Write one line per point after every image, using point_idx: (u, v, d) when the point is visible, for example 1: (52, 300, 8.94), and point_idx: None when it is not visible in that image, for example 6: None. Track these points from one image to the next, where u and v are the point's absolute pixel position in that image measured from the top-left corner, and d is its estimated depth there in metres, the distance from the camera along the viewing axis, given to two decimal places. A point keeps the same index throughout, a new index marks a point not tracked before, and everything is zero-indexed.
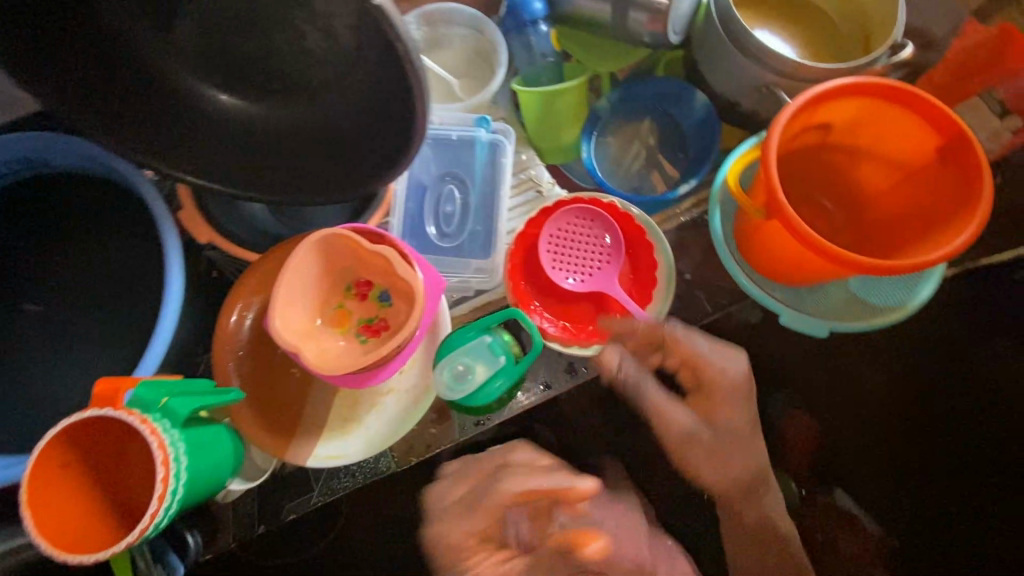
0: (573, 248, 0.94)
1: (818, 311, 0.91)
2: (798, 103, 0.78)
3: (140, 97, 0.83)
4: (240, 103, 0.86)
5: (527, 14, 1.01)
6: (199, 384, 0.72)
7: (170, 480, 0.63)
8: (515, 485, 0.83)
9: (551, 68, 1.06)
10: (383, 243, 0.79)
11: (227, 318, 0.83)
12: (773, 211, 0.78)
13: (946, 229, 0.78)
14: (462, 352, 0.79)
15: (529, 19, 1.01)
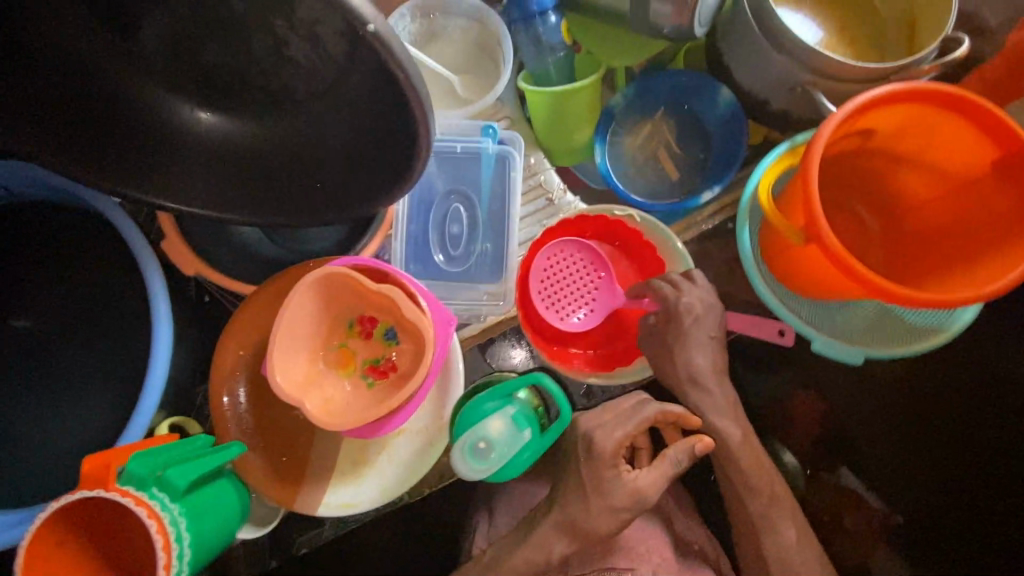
0: (563, 282, 0.88)
1: (848, 338, 0.85)
2: (843, 113, 0.70)
3: (104, 119, 0.73)
4: (218, 121, 0.77)
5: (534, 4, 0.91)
6: (191, 446, 0.67)
7: (173, 559, 0.58)
8: (616, 437, 0.76)
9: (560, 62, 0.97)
10: (386, 280, 0.72)
11: (225, 358, 0.78)
12: (811, 237, 0.71)
13: (1000, 254, 0.72)
14: (484, 428, 0.72)
15: (536, 10, 0.92)
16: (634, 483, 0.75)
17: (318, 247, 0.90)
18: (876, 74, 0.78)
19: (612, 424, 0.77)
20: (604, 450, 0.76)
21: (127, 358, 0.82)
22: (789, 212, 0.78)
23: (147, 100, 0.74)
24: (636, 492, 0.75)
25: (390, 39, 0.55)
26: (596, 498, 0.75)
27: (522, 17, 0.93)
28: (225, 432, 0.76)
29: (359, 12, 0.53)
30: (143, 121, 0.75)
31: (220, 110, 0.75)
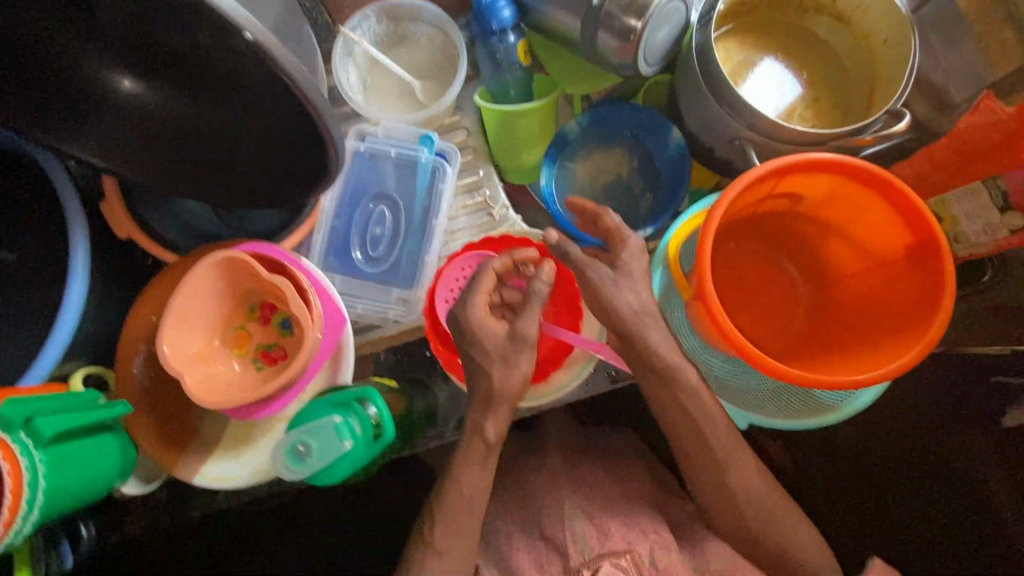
0: None
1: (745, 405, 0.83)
2: (752, 176, 0.69)
3: (45, 78, 0.74)
4: (150, 93, 0.76)
5: (490, 19, 0.90)
6: (78, 399, 0.72)
7: (24, 503, 0.63)
8: (476, 304, 0.76)
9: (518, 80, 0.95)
10: (284, 273, 0.75)
11: (139, 321, 0.83)
12: (699, 294, 0.70)
13: (892, 343, 0.69)
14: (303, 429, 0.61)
15: (494, 26, 0.90)
16: (517, 336, 0.75)
17: (255, 227, 0.93)
18: (807, 138, 0.77)
19: (468, 295, 0.77)
20: (478, 318, 0.76)
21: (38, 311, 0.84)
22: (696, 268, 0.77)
23: (75, 63, 0.73)
24: (520, 341, 0.75)
25: (272, 46, 0.56)
26: (499, 365, 0.75)
27: (480, 31, 0.91)
28: (125, 390, 0.81)
29: (238, 21, 0.55)
30: (75, 84, 0.75)
31: (146, 75, 0.73)
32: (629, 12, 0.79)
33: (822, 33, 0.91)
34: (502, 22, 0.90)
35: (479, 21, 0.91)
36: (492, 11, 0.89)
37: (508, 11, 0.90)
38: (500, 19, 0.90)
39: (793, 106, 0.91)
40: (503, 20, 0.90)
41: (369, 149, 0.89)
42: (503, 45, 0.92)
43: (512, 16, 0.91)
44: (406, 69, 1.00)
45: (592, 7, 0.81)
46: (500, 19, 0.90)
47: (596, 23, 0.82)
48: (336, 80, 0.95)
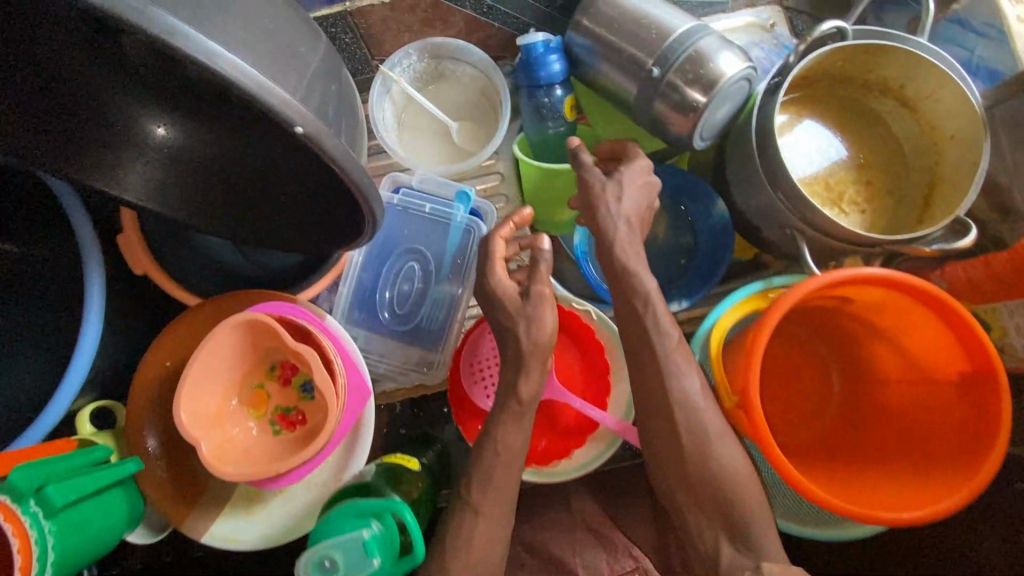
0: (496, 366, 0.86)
1: (778, 508, 0.81)
2: (807, 287, 0.66)
3: (60, 115, 0.64)
4: (182, 135, 0.69)
5: (540, 70, 0.84)
6: (85, 457, 0.69)
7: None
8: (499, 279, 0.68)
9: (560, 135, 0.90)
10: (309, 341, 0.72)
11: (153, 367, 0.80)
12: (743, 406, 0.67)
13: (936, 470, 0.67)
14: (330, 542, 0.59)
15: (544, 77, 0.84)
16: (541, 297, 0.68)
17: (277, 266, 0.90)
18: (863, 240, 0.74)
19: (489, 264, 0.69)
20: (500, 284, 0.68)
21: (46, 348, 0.80)
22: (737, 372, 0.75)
23: (109, 107, 0.65)
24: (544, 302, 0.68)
25: (322, 138, 0.49)
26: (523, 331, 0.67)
27: (527, 82, 0.85)
28: (134, 439, 0.78)
29: (288, 115, 0.46)
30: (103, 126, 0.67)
31: (182, 124, 0.67)
32: (694, 86, 0.74)
33: (883, 112, 0.88)
34: (552, 75, 0.84)
35: (527, 71, 0.85)
36: (544, 62, 0.84)
37: (560, 64, 0.85)
38: (551, 71, 0.84)
39: (844, 188, 0.88)
40: (554, 73, 0.84)
41: (402, 201, 0.86)
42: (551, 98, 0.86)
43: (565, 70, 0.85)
44: (443, 110, 0.95)
45: (653, 76, 0.76)
46: (551, 71, 0.84)
47: (655, 93, 0.77)
48: (372, 119, 0.89)
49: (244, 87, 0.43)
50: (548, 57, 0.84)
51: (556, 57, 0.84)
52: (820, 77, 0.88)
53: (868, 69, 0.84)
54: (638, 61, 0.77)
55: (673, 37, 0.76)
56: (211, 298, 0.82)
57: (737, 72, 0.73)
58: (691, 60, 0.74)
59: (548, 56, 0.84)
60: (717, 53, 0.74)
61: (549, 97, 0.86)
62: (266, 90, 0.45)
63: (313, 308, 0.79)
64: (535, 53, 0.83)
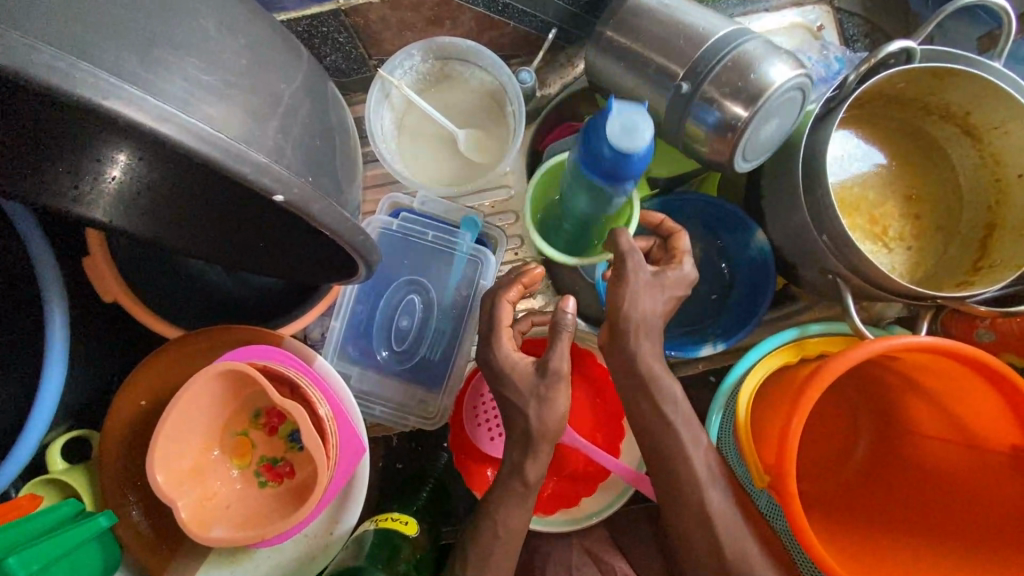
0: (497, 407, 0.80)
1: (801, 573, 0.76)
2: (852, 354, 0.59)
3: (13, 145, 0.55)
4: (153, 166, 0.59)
5: (609, 146, 0.58)
6: (50, 517, 0.64)
7: None
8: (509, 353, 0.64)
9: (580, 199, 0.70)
10: (297, 395, 0.65)
11: (127, 406, 0.73)
12: (772, 480, 0.61)
13: (979, 547, 0.63)
14: None
15: (606, 156, 0.58)
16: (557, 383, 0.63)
17: (265, 292, 0.81)
18: (915, 294, 0.66)
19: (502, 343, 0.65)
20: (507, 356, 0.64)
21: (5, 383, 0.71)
22: (762, 436, 0.70)
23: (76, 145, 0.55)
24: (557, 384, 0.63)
25: (308, 203, 0.41)
26: (535, 406, 0.62)
27: (591, 141, 0.59)
28: (106, 485, 0.71)
29: (265, 184, 0.38)
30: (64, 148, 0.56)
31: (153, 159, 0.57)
32: (735, 97, 0.65)
33: (940, 137, 0.80)
34: (619, 163, 0.58)
35: (599, 136, 0.58)
36: (622, 143, 0.57)
37: (639, 163, 0.58)
38: (626, 164, 0.58)
39: (889, 222, 0.79)
40: (624, 160, 0.58)
41: (404, 226, 0.79)
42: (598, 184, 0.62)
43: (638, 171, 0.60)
44: (449, 118, 0.85)
45: (683, 90, 0.68)
46: (619, 157, 0.57)
47: (689, 104, 0.68)
48: (368, 128, 0.79)
49: (212, 158, 0.35)
50: (634, 142, 0.57)
51: (644, 152, 0.58)
52: (875, 97, 0.79)
53: (930, 91, 0.75)
54: (673, 72, 0.69)
55: (707, 45, 0.67)
56: (191, 333, 0.74)
57: (787, 82, 0.65)
58: (732, 67, 0.65)
59: (634, 142, 0.57)
60: (758, 60, 0.65)
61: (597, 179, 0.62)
62: (241, 156, 0.37)
63: (300, 349, 0.72)
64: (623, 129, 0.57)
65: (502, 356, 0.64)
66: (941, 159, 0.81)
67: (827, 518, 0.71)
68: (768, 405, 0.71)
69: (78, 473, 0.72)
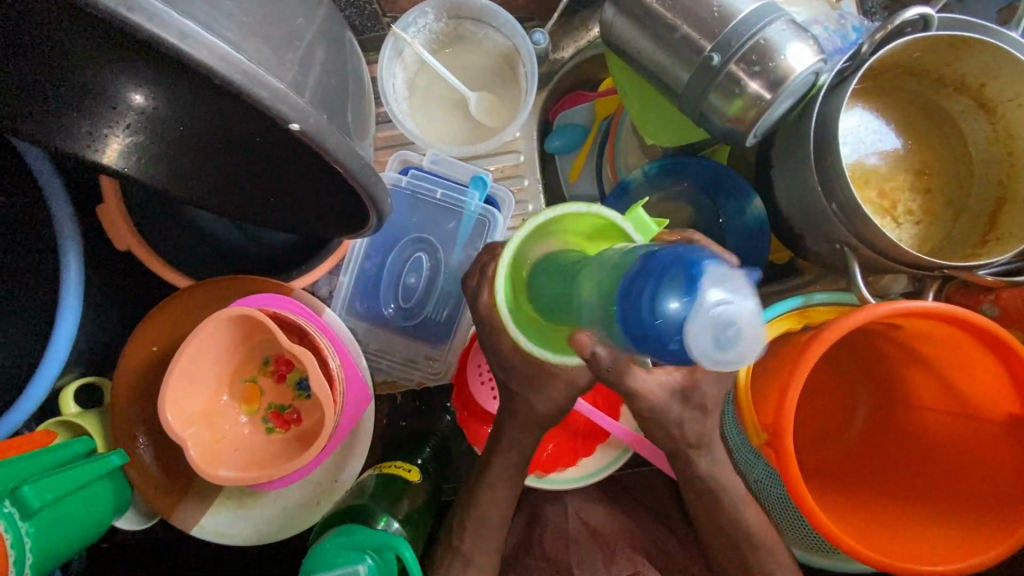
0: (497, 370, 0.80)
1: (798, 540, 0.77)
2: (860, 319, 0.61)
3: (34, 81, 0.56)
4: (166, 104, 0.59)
5: (672, 305, 0.37)
6: (63, 453, 0.66)
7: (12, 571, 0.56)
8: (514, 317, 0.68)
9: (580, 277, 0.49)
10: (306, 342, 0.66)
11: (139, 352, 0.74)
12: (770, 439, 0.63)
13: (972, 513, 0.64)
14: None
15: (650, 306, 0.38)
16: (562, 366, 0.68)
17: (274, 246, 0.82)
18: (921, 263, 0.67)
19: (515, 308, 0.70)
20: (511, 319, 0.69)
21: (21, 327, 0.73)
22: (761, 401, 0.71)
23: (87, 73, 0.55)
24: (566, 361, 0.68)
25: (322, 135, 0.42)
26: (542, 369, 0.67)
27: (665, 273, 0.38)
28: (118, 427, 0.73)
29: (280, 109, 0.39)
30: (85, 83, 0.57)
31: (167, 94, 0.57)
32: (757, 78, 0.66)
33: (954, 111, 0.79)
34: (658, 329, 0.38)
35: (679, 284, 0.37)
36: (687, 321, 0.37)
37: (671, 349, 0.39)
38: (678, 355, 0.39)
39: (898, 196, 0.79)
40: (660, 334, 0.38)
41: (413, 184, 0.80)
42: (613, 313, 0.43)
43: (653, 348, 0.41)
44: (461, 79, 0.85)
45: (711, 64, 0.68)
46: (660, 324, 0.38)
47: (710, 81, 0.69)
48: (380, 87, 0.79)
49: (230, 80, 0.36)
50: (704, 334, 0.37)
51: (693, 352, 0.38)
52: (889, 68, 0.78)
53: (945, 63, 0.75)
54: (693, 45, 0.69)
55: (737, 20, 0.67)
56: (202, 282, 0.75)
57: (807, 67, 0.66)
58: (758, 49, 0.66)
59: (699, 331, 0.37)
60: (786, 43, 0.66)
61: (618, 302, 0.42)
62: (257, 80, 0.38)
63: (309, 300, 0.73)
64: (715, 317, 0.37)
65: None
66: (953, 133, 0.80)
67: (824, 485, 0.73)
68: (768, 371, 0.72)
69: (91, 415, 0.74)
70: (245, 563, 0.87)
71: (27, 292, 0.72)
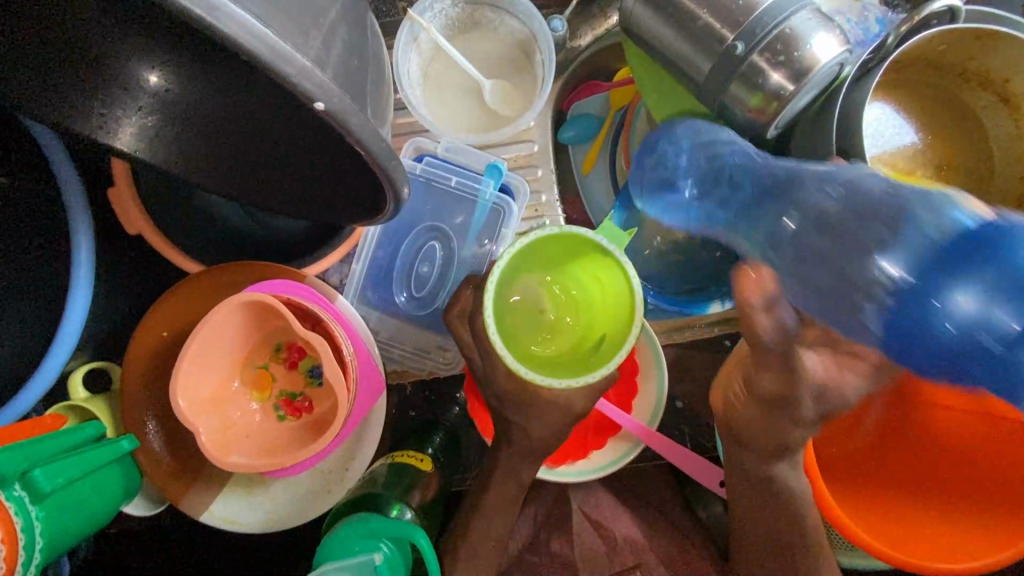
0: None
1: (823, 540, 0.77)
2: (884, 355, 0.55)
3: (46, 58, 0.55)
4: (180, 86, 0.57)
5: (965, 302, 0.40)
6: (72, 437, 0.66)
7: (23, 555, 0.55)
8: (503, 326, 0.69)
9: (805, 232, 0.56)
10: (319, 329, 0.66)
11: (148, 336, 0.74)
12: None
13: (990, 512, 0.64)
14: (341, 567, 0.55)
15: (946, 303, 0.40)
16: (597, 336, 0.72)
17: (285, 233, 0.81)
18: None
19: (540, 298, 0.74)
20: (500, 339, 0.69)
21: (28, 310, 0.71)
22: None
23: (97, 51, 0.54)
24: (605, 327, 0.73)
25: (347, 116, 0.41)
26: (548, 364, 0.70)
27: (956, 235, 0.41)
28: (127, 413, 0.72)
29: (305, 87, 0.38)
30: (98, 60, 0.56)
31: (183, 76, 0.55)
32: (781, 69, 0.65)
33: (976, 105, 0.78)
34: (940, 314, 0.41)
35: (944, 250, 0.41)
36: (986, 326, 0.39)
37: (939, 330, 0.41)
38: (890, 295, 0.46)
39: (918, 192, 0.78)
40: (944, 335, 0.41)
41: (426, 172, 0.79)
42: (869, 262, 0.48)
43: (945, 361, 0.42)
44: (476, 65, 0.84)
45: (734, 53, 0.67)
46: (943, 315, 0.41)
47: (733, 71, 0.68)
48: (395, 72, 0.78)
49: (256, 55, 0.35)
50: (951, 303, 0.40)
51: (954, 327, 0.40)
52: (913, 61, 0.77)
53: (971, 56, 0.74)
54: (717, 34, 0.67)
55: (762, 9, 0.65)
56: (214, 268, 0.74)
57: (833, 58, 0.64)
58: (783, 38, 0.65)
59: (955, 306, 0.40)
60: (812, 33, 0.64)
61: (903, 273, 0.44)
62: (283, 56, 0.37)
63: (322, 288, 0.72)
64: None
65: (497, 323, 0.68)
66: (975, 129, 0.79)
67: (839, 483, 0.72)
68: None
69: (100, 400, 0.74)
70: (253, 551, 0.87)
71: (37, 275, 0.71)
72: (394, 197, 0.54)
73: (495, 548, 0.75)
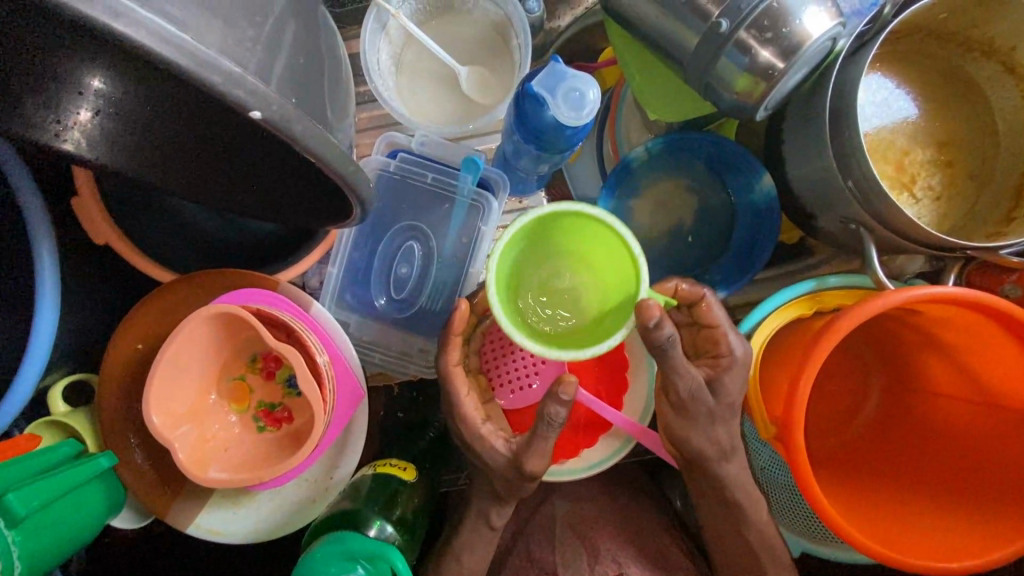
0: (505, 356, 0.79)
1: (793, 526, 0.77)
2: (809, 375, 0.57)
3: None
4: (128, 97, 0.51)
5: (546, 109, 0.62)
6: (49, 457, 0.64)
7: None
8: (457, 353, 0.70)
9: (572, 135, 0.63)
10: (292, 340, 0.63)
11: (123, 349, 0.72)
12: (781, 432, 0.60)
13: (986, 507, 0.62)
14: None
15: (546, 120, 0.62)
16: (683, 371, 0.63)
17: (259, 238, 0.78)
18: (942, 245, 0.63)
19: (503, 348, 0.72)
20: (450, 368, 0.70)
21: None
22: (773, 389, 0.69)
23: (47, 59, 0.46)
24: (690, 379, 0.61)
25: (289, 123, 0.38)
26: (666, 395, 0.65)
27: (525, 93, 0.62)
28: (107, 427, 0.71)
29: (237, 97, 0.35)
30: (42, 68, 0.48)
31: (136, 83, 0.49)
32: (769, 47, 0.61)
33: (980, 75, 0.74)
34: (540, 127, 0.63)
35: (530, 98, 0.62)
36: (553, 118, 0.62)
37: (564, 135, 0.64)
38: (575, 128, 0.63)
39: (918, 170, 0.74)
40: (550, 127, 0.63)
41: (403, 166, 0.76)
42: (559, 135, 0.64)
43: (565, 137, 0.64)
44: (450, 51, 0.79)
45: (718, 31, 0.62)
46: (558, 127, 0.63)
47: (717, 51, 0.63)
48: (362, 62, 0.74)
49: (179, 65, 0.32)
50: (546, 108, 0.61)
51: (550, 124, 0.63)
52: (912, 31, 0.73)
53: (975, 23, 0.69)
54: (699, 11, 0.63)
55: None
56: (186, 275, 0.72)
57: (824, 34, 0.60)
58: (770, 13, 0.60)
59: (554, 105, 0.61)
60: (801, 6, 0.60)
61: (543, 133, 0.64)
62: (206, 64, 0.34)
63: (296, 295, 0.70)
64: (555, 87, 0.60)
65: (452, 343, 0.70)
66: (978, 100, 0.75)
67: (840, 476, 0.70)
68: (783, 357, 0.70)
69: (80, 415, 0.72)
70: (247, 556, 0.87)
71: (6, 295, 0.69)
72: (358, 202, 0.51)
73: (479, 544, 0.76)
